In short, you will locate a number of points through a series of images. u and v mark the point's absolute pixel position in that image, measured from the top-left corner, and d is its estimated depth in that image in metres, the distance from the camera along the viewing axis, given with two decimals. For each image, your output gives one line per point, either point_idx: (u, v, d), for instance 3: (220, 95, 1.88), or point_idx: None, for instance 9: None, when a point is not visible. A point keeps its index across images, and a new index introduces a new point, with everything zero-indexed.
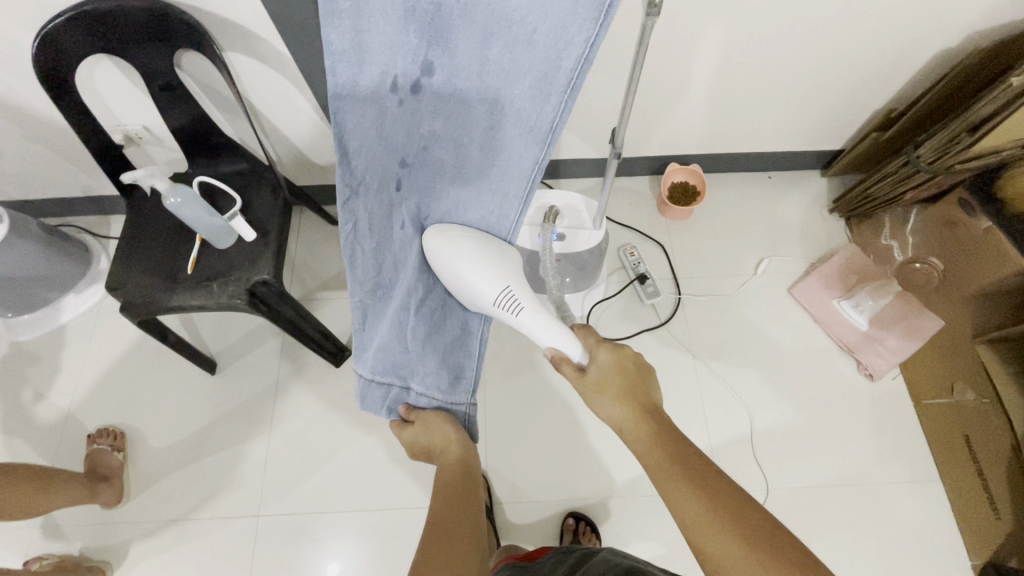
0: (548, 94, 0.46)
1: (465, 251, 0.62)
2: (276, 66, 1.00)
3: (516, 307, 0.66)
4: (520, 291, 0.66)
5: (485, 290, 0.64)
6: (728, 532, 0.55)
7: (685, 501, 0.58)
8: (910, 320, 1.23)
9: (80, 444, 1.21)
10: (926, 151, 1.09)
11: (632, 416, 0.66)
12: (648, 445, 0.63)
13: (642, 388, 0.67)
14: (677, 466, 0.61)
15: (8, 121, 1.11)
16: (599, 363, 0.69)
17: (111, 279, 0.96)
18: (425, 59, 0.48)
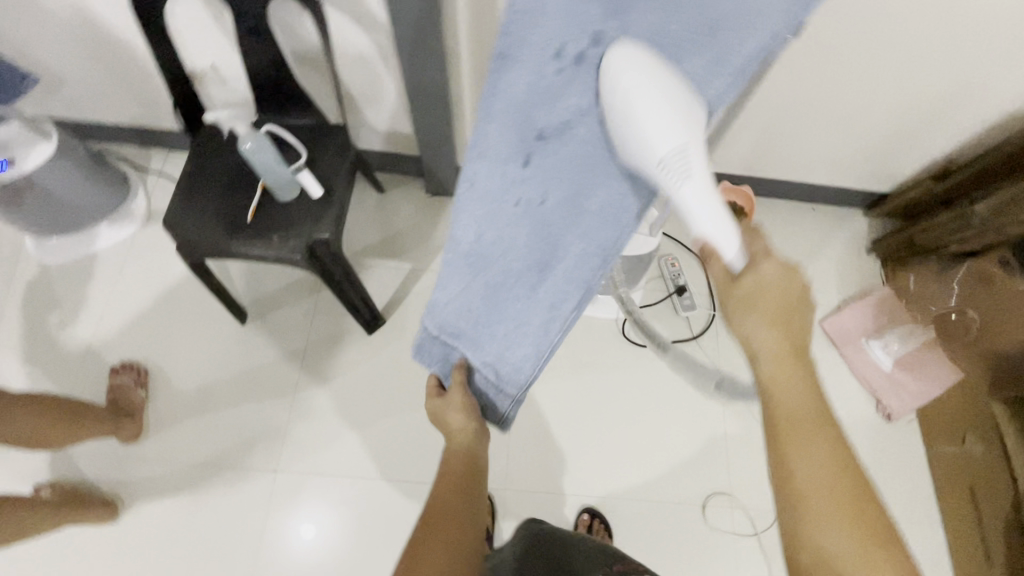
0: (716, 70, 0.53)
1: (640, 95, 0.47)
2: (365, 25, 0.99)
3: (687, 170, 0.49)
4: (694, 155, 0.50)
5: (649, 147, 0.49)
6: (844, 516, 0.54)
7: (805, 468, 0.56)
8: (933, 367, 1.27)
9: (101, 377, 1.21)
10: (984, 207, 1.11)
11: (782, 351, 0.57)
12: (795, 391, 0.57)
13: (798, 319, 0.57)
14: (816, 428, 0.56)
15: (73, 37, 1.08)
16: (762, 274, 0.55)
17: (170, 216, 0.94)
18: (596, 30, 0.50)
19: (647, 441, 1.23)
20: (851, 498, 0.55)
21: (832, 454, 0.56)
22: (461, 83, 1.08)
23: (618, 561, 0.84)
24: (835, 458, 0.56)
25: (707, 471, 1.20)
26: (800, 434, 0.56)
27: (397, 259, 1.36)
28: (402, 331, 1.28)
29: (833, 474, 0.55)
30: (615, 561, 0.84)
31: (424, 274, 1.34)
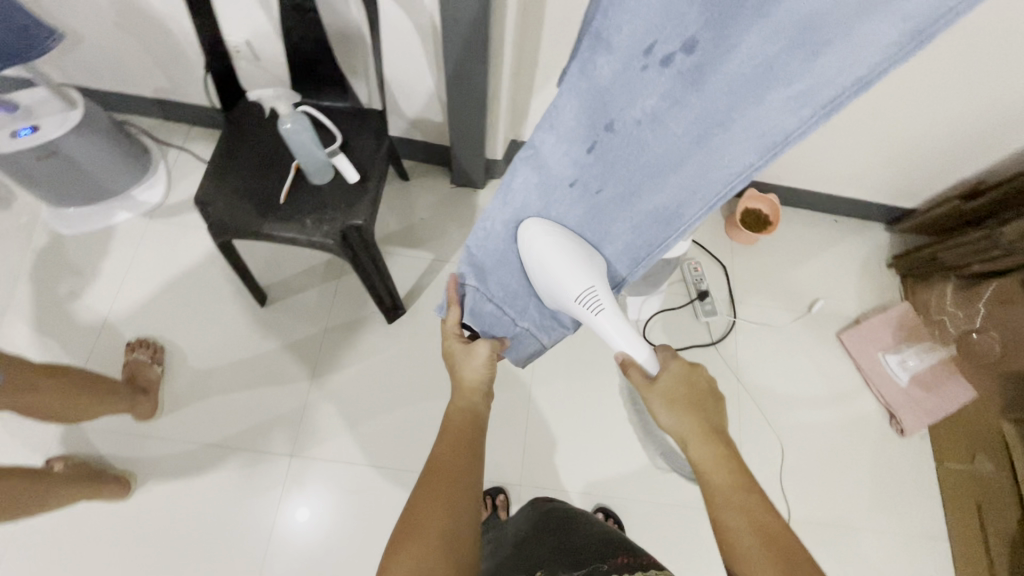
0: (802, 106, 0.43)
1: (552, 252, 0.66)
2: (409, 9, 0.97)
3: (596, 307, 0.67)
4: (603, 294, 0.67)
5: (568, 286, 0.67)
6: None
7: (736, 533, 0.58)
8: (948, 385, 1.27)
9: (116, 352, 1.19)
10: (1012, 231, 1.11)
11: (696, 431, 0.67)
12: (716, 466, 0.64)
13: (709, 411, 0.69)
14: (737, 496, 0.61)
15: (107, 4, 1.06)
16: (670, 372, 0.70)
17: (202, 193, 0.93)
18: (692, 35, 0.43)
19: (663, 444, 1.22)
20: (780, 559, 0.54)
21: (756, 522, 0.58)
22: (499, 73, 1.07)
23: (624, 551, 0.69)
24: (760, 523, 0.58)
25: None
26: (725, 504, 0.61)
27: (419, 248, 1.35)
28: (421, 320, 1.27)
29: (762, 535, 0.57)
30: (621, 552, 0.69)
31: (445, 264, 1.34)
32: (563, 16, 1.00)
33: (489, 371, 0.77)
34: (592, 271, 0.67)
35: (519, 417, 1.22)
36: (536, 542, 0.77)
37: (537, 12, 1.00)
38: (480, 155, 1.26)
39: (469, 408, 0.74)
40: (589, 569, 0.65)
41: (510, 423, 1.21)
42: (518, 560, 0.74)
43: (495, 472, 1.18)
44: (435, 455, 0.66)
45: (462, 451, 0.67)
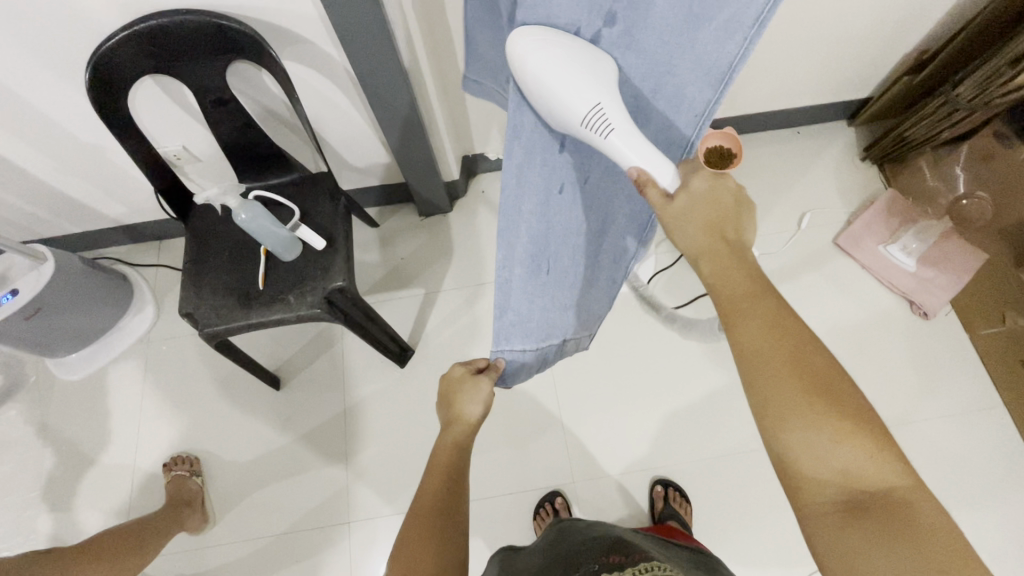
0: (733, 33, 0.45)
1: (553, 65, 0.47)
2: (324, 69, 0.99)
3: (607, 124, 0.48)
4: (612, 103, 0.48)
5: (575, 99, 0.47)
6: (793, 391, 0.46)
7: (751, 338, 0.48)
8: (953, 257, 1.26)
9: (155, 476, 1.21)
10: (966, 89, 1.11)
11: (715, 246, 0.51)
12: (729, 280, 0.50)
13: (732, 224, 0.52)
14: (755, 302, 0.49)
15: (44, 155, 1.08)
16: (694, 191, 0.51)
17: (185, 303, 0.95)
18: (609, 8, 0.47)
19: (699, 399, 1.22)
20: (797, 366, 0.47)
21: (776, 327, 0.48)
22: (429, 101, 1.08)
23: (616, 550, 0.64)
24: (775, 328, 0.48)
25: None
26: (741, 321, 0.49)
27: (408, 287, 1.36)
28: (431, 354, 1.29)
29: (779, 338, 0.48)
30: (612, 550, 0.64)
31: (438, 294, 1.35)
32: None
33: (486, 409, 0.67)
34: (598, 77, 0.47)
35: (552, 417, 1.23)
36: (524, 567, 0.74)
37: (445, 35, 1.03)
38: (437, 182, 1.27)
39: (452, 466, 0.65)
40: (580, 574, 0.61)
41: (547, 425, 1.22)
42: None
43: (546, 477, 1.18)
44: (408, 529, 0.61)
45: (437, 515, 0.62)
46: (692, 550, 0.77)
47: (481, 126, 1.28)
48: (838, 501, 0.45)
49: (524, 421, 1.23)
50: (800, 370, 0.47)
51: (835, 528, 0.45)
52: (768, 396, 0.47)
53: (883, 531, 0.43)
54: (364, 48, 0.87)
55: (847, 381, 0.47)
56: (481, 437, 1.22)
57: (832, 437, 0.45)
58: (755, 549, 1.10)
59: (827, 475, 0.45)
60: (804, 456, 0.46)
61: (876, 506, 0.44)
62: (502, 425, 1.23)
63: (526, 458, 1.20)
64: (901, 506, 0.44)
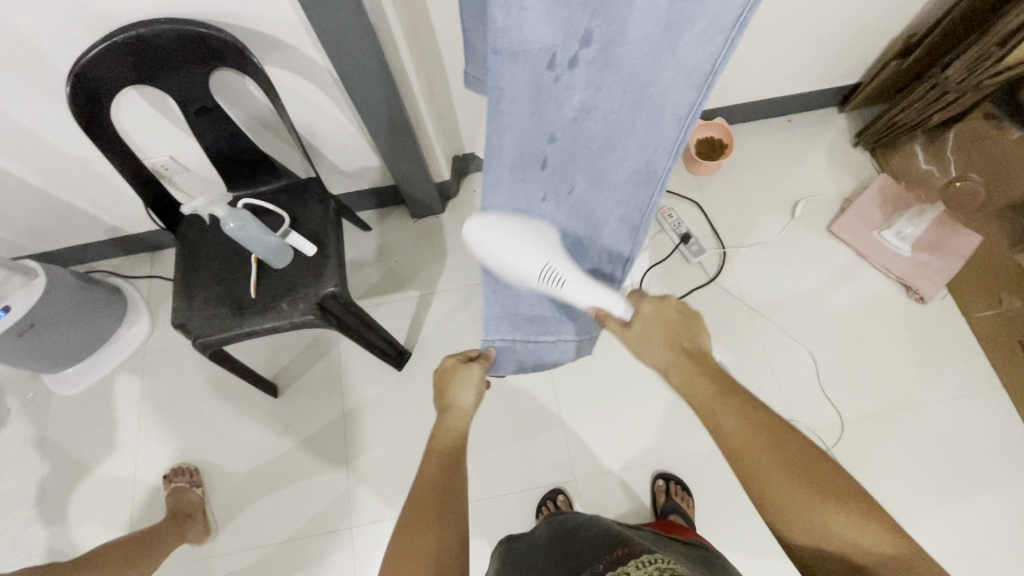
0: (713, 36, 0.44)
1: (503, 242, 0.60)
2: (308, 73, 0.99)
3: (559, 280, 0.61)
4: (561, 264, 0.61)
5: (523, 269, 0.60)
6: (779, 474, 0.51)
7: (728, 430, 0.54)
8: (949, 240, 1.24)
9: (156, 488, 1.21)
10: (956, 71, 1.10)
11: (679, 358, 0.61)
12: (695, 386, 0.58)
13: (687, 337, 0.62)
14: (725, 400, 0.56)
15: (29, 170, 1.08)
16: (644, 315, 0.62)
17: (177, 314, 0.94)
18: (584, 30, 0.46)
19: None
20: (775, 452, 0.52)
21: (749, 418, 0.54)
22: (416, 102, 1.08)
23: (619, 544, 0.62)
24: (750, 422, 0.54)
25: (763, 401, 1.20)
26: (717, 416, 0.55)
27: (403, 289, 1.36)
28: (428, 356, 1.28)
29: (754, 428, 0.53)
30: (616, 546, 0.62)
31: (433, 296, 1.34)
32: (453, 27, 1.01)
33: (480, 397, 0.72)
34: (542, 244, 0.61)
35: (552, 414, 1.22)
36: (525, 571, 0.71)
37: (428, 35, 1.02)
38: (428, 183, 1.27)
39: (451, 452, 0.66)
40: None
41: (546, 422, 1.22)
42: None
43: (548, 475, 1.18)
44: (401, 521, 0.59)
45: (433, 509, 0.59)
46: (699, 548, 0.74)
47: (470, 125, 1.28)
48: (844, 567, 0.49)
49: (524, 419, 1.23)
50: (778, 452, 0.52)
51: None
52: (759, 483, 0.52)
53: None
54: (347, 52, 0.86)
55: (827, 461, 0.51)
56: (481, 437, 1.22)
57: (824, 511, 0.49)
58: (758, 539, 1.10)
59: (827, 546, 0.49)
60: (803, 532, 0.50)
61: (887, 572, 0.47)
62: (502, 424, 1.23)
63: (527, 457, 1.20)
64: (907, 567, 0.46)
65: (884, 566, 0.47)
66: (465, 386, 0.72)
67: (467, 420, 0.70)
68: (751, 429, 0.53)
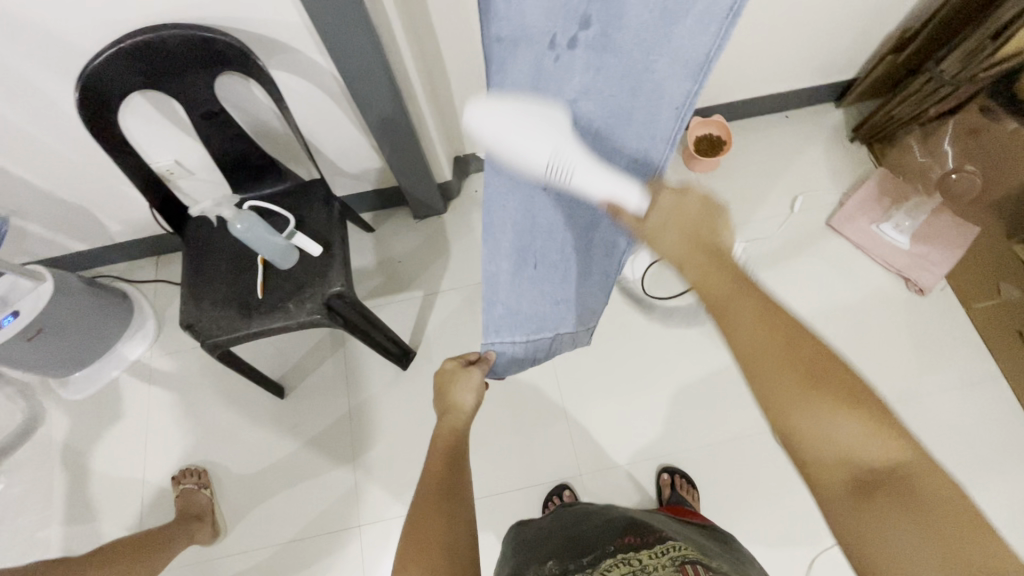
0: (709, 22, 0.45)
1: (507, 119, 0.53)
2: (311, 76, 1.00)
3: (567, 169, 0.54)
4: (572, 149, 0.54)
5: (530, 154, 0.53)
6: (789, 374, 0.47)
7: (742, 328, 0.50)
8: (947, 232, 1.26)
9: (164, 490, 1.22)
10: (951, 64, 1.13)
11: (698, 253, 0.55)
12: (712, 279, 0.53)
13: (709, 230, 0.56)
14: (747, 297, 0.51)
15: (37, 176, 1.09)
16: (662, 207, 0.57)
17: (186, 315, 0.95)
18: (583, 12, 0.48)
19: (700, 385, 1.23)
20: (791, 350, 0.48)
21: (770, 315, 0.50)
22: (418, 102, 1.09)
23: (631, 531, 0.66)
24: (761, 318, 0.50)
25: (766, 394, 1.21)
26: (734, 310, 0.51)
27: (407, 289, 1.37)
28: (432, 355, 1.29)
29: (773, 329, 0.49)
30: (628, 532, 0.66)
31: (437, 295, 1.36)
32: (454, 28, 1.03)
33: (478, 399, 0.73)
34: (554, 130, 0.53)
35: (557, 411, 1.23)
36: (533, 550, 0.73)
37: (430, 37, 1.04)
38: (430, 184, 1.28)
39: (452, 449, 0.67)
40: (597, 556, 0.63)
41: (551, 418, 1.23)
42: (526, 564, 0.69)
43: (553, 471, 1.19)
44: (413, 511, 0.59)
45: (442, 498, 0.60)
46: (706, 530, 0.77)
47: None
48: (847, 482, 0.45)
49: (530, 415, 1.23)
50: (794, 355, 0.47)
51: (850, 506, 0.44)
52: (764, 383, 0.48)
53: (890, 507, 0.42)
54: (350, 53, 0.87)
55: (842, 366, 0.47)
56: (487, 434, 1.23)
57: (832, 416, 0.45)
58: (764, 531, 1.11)
59: (830, 457, 0.45)
60: (807, 437, 0.46)
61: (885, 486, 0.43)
62: (507, 421, 1.23)
63: (533, 453, 1.20)
64: (905, 483, 0.43)
65: (885, 476, 0.44)
66: (465, 388, 0.73)
67: (465, 420, 0.71)
68: (771, 327, 0.49)
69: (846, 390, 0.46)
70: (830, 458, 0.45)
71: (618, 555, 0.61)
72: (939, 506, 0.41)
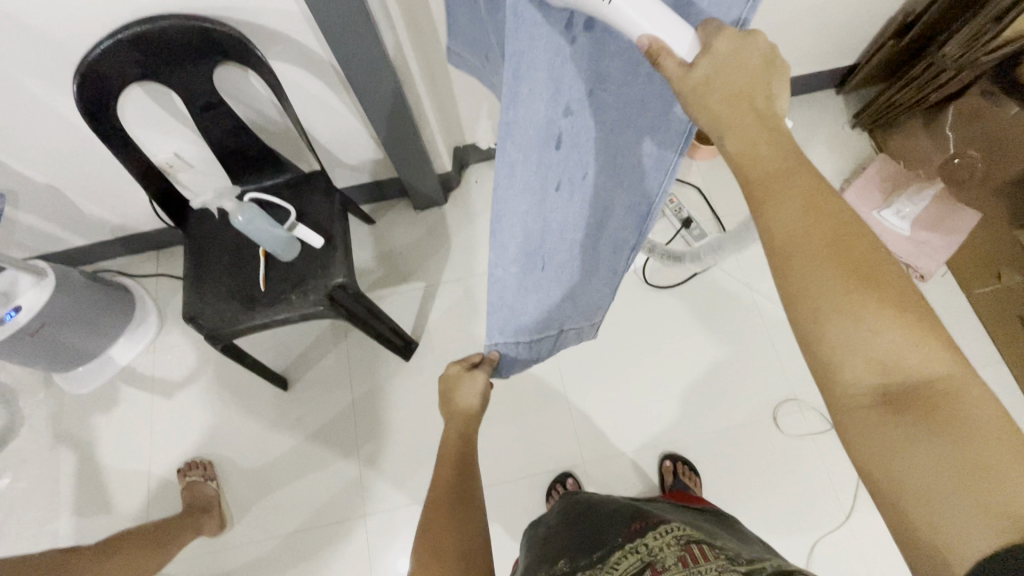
0: None
1: None
2: (310, 66, 0.99)
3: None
4: None
5: None
6: (829, 268, 0.39)
7: (783, 217, 0.40)
8: (948, 217, 1.26)
9: (170, 482, 1.23)
10: (953, 49, 1.11)
11: (747, 122, 0.41)
12: (759, 154, 0.41)
13: (763, 94, 0.42)
14: (790, 178, 0.41)
15: (36, 170, 1.09)
16: (716, 53, 0.40)
17: (189, 308, 0.95)
18: None
19: (702, 373, 1.23)
20: (834, 241, 0.39)
21: (813, 199, 0.40)
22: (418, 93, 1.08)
23: (637, 518, 0.66)
24: (805, 203, 0.40)
25: (767, 381, 1.22)
26: (769, 192, 0.41)
27: (409, 280, 1.37)
28: (435, 346, 1.30)
29: (816, 216, 0.40)
30: (635, 519, 0.66)
31: (438, 286, 1.36)
32: None
33: (484, 398, 0.70)
34: None
35: (560, 400, 1.24)
36: (541, 548, 0.73)
37: None
38: (431, 175, 1.28)
39: (462, 448, 0.69)
40: (606, 549, 0.62)
41: (554, 407, 1.24)
42: (536, 562, 0.69)
43: (557, 459, 1.19)
44: (427, 522, 0.61)
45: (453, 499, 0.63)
46: (707, 513, 0.77)
47: (470, 115, 1.28)
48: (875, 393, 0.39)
49: (532, 405, 1.24)
50: (839, 248, 0.39)
51: (873, 419, 0.39)
52: (800, 282, 0.40)
53: (921, 423, 0.37)
54: (350, 44, 0.87)
55: (890, 263, 0.39)
56: (490, 423, 1.23)
57: (872, 323, 0.38)
58: (765, 516, 1.12)
59: (865, 365, 0.39)
60: (843, 345, 0.39)
61: (918, 398, 0.38)
62: (510, 411, 1.24)
63: (536, 442, 1.21)
64: (945, 394, 0.37)
65: (918, 387, 0.38)
66: (469, 391, 0.69)
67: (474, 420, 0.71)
68: (812, 215, 0.40)
69: (896, 295, 0.39)
70: (861, 370, 0.39)
71: (627, 543, 0.61)
72: (976, 424, 0.36)
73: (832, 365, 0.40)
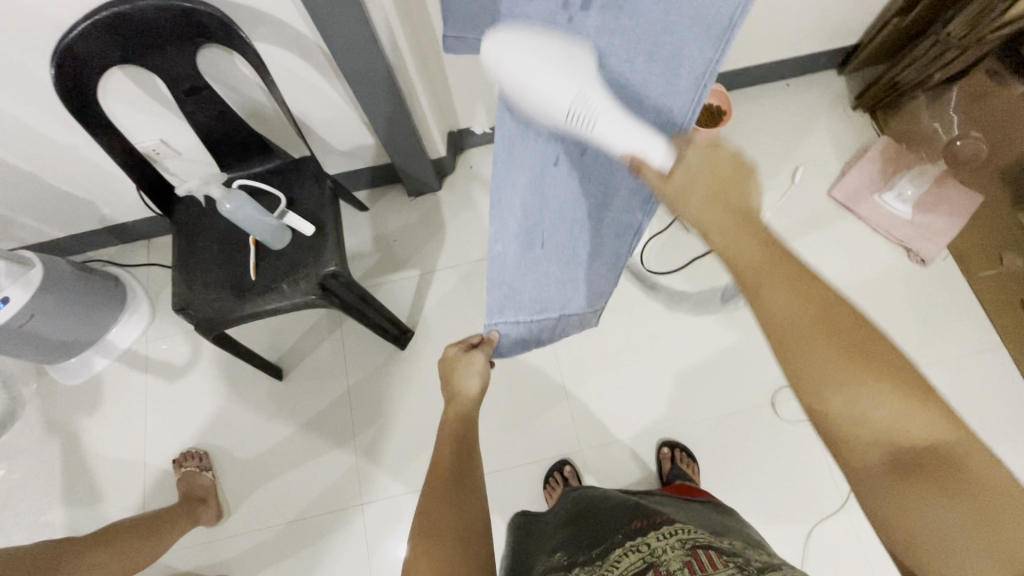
0: None
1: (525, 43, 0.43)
2: (297, 48, 0.96)
3: (590, 121, 0.43)
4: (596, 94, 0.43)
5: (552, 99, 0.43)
6: (822, 350, 0.44)
7: (779, 304, 0.46)
8: (951, 199, 1.24)
9: (166, 472, 1.22)
10: (958, 28, 1.07)
11: (733, 218, 0.46)
12: (743, 246, 0.46)
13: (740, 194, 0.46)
14: (777, 265, 0.46)
15: (19, 158, 1.06)
16: (689, 166, 0.45)
17: (179, 298, 0.94)
18: None
19: (700, 359, 1.22)
20: (825, 325, 0.45)
21: (803, 290, 0.46)
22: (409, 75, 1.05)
23: (639, 516, 0.65)
24: (798, 291, 0.46)
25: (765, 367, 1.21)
26: (760, 282, 0.46)
27: (403, 268, 1.35)
28: (430, 334, 1.28)
29: (806, 301, 0.45)
30: (636, 517, 0.65)
31: (434, 274, 1.34)
32: None
33: (483, 381, 0.69)
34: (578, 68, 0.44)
35: (557, 387, 1.23)
36: (543, 544, 0.73)
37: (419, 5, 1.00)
38: (424, 160, 1.25)
39: (459, 435, 0.67)
40: (606, 548, 0.61)
41: (550, 395, 1.23)
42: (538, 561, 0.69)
43: (554, 447, 1.19)
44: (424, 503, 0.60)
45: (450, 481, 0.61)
46: (708, 505, 0.77)
47: (463, 98, 1.25)
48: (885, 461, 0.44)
49: (528, 393, 1.23)
50: (835, 334, 0.44)
51: (883, 484, 0.44)
52: (803, 365, 0.45)
53: (931, 488, 0.42)
54: (337, 25, 0.84)
55: (881, 340, 0.44)
56: (486, 412, 1.22)
57: (871, 396, 0.43)
58: (762, 501, 1.12)
59: (872, 437, 0.44)
60: (847, 420, 0.44)
61: (928, 464, 0.43)
62: (507, 399, 1.23)
63: (533, 430, 1.20)
64: (951, 460, 0.42)
65: (922, 456, 0.43)
66: (468, 373, 0.69)
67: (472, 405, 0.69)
68: (802, 303, 0.45)
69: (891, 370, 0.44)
70: (871, 442, 0.44)
71: (627, 541, 0.60)
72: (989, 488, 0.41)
73: (847, 442, 0.45)
